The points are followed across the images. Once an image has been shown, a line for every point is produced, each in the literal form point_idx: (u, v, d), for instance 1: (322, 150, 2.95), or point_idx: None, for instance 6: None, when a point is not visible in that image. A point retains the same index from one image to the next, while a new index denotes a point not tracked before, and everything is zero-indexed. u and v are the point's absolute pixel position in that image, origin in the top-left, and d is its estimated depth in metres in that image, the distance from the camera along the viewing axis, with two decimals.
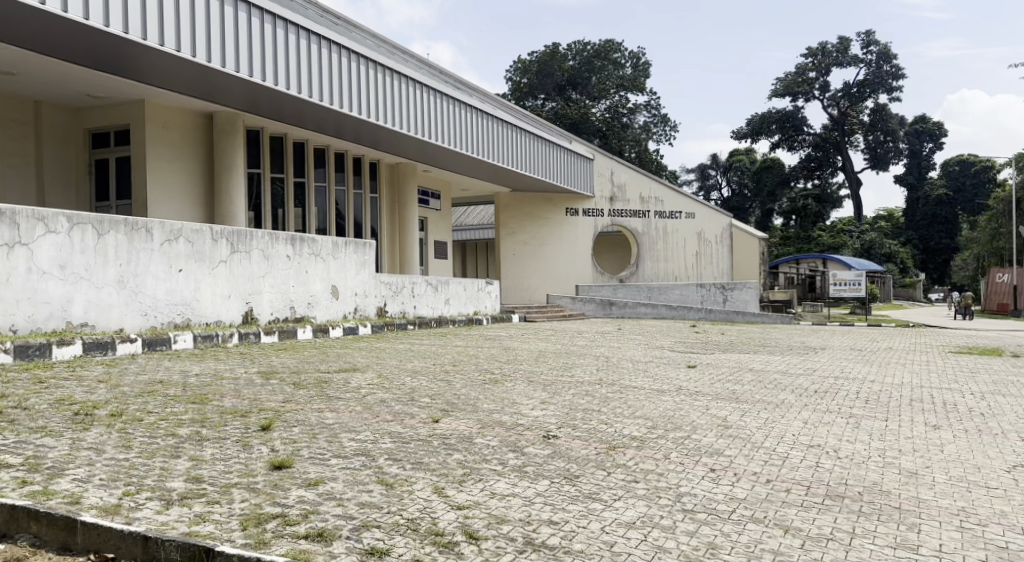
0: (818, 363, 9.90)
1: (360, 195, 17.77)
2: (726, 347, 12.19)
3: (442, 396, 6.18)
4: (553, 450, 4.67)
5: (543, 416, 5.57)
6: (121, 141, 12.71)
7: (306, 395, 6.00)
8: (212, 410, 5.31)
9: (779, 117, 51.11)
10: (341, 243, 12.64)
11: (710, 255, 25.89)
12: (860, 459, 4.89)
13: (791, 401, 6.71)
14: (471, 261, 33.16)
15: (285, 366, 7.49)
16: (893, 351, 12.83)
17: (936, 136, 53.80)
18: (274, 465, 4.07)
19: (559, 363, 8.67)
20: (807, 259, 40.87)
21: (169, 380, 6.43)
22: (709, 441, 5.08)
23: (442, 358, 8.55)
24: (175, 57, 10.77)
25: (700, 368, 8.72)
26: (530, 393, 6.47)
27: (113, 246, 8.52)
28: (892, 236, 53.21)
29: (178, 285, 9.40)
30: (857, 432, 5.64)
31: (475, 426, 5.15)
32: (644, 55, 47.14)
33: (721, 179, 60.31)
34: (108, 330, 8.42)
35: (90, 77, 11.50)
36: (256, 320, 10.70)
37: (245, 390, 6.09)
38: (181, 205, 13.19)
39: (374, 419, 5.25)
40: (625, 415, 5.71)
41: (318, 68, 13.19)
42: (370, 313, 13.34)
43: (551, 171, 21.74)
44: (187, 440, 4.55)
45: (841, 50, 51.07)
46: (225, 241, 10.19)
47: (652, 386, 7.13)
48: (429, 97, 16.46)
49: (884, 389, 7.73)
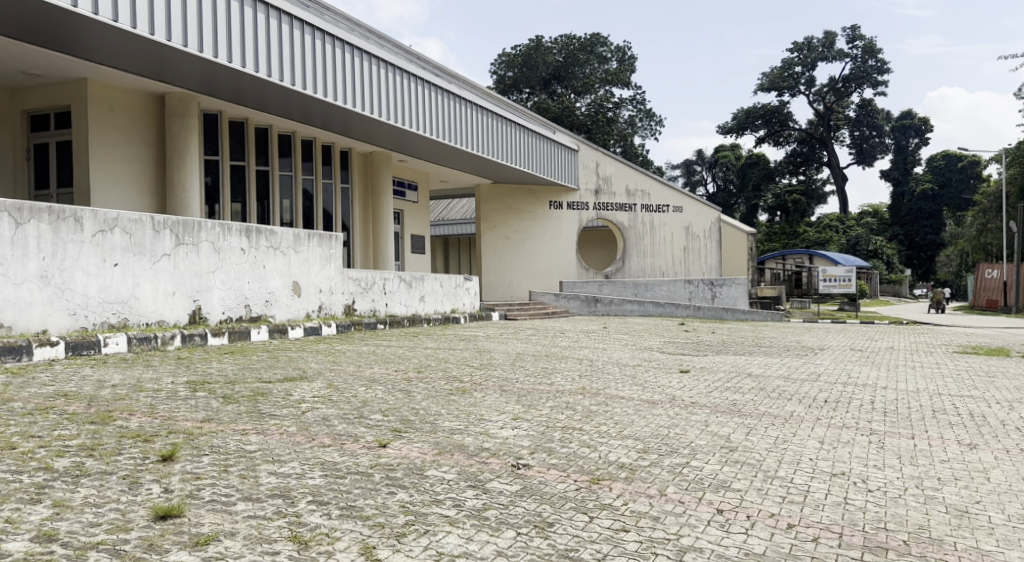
0: (821, 367, 9.08)
1: (330, 185, 16.75)
2: (718, 347, 11.35)
3: (397, 412, 5.26)
4: (523, 486, 3.77)
5: (514, 437, 4.66)
6: (62, 124, 11.66)
7: (233, 411, 5.05)
8: (109, 433, 4.36)
9: (764, 112, 50.58)
10: (304, 235, 11.66)
11: (698, 250, 25.08)
12: (896, 493, 4.02)
13: (801, 414, 5.85)
14: (453, 255, 32.24)
15: (222, 374, 6.53)
16: (895, 350, 12.08)
17: (923, 131, 53.07)
18: (158, 515, 3.15)
19: (538, 368, 7.76)
20: (794, 255, 40.04)
21: (76, 393, 5.45)
22: (712, 469, 4.20)
23: (407, 363, 7.63)
24: (114, 30, 9.62)
25: (695, 373, 7.85)
26: (501, 407, 5.55)
27: (35, 237, 7.54)
28: (877, 232, 52.75)
29: (112, 281, 8.42)
30: (884, 455, 4.77)
31: (430, 452, 4.24)
32: (630, 49, 46.26)
33: (707, 175, 59.81)
34: (28, 333, 7.44)
35: (28, 53, 10.44)
36: (206, 320, 9.72)
37: (163, 405, 5.13)
38: (129, 195, 12.17)
39: (307, 444, 4.33)
40: (611, 435, 4.81)
41: (279, 46, 12.06)
42: (336, 311, 12.40)
43: (534, 163, 20.80)
44: (59, 477, 3.58)
45: (826, 45, 50.63)
46: (169, 233, 9.21)
47: (642, 397, 6.25)
48: (404, 81, 15.43)
49: (900, 398, 6.89)
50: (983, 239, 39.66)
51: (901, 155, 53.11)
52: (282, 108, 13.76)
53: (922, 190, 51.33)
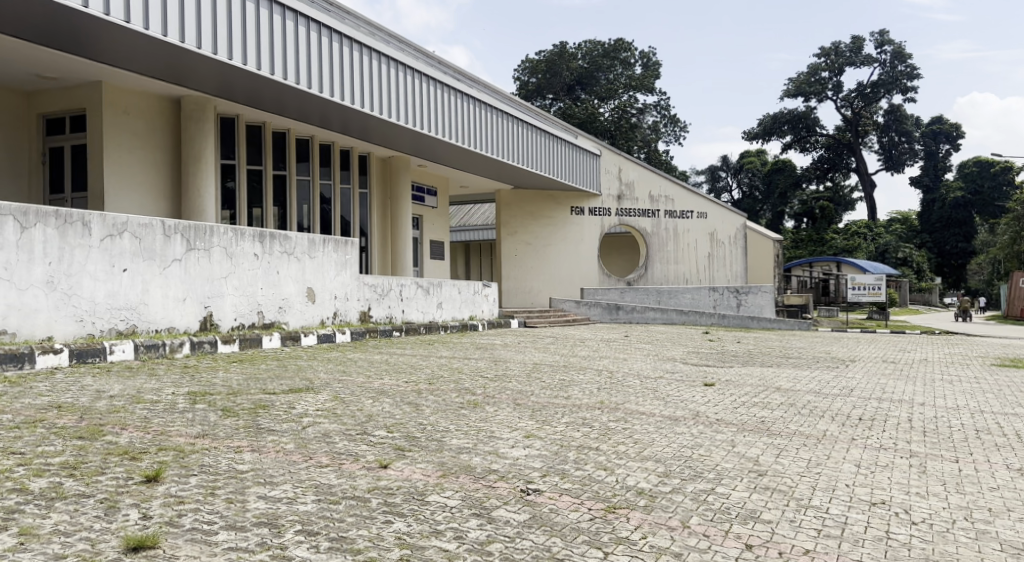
0: (854, 381, 8.63)
1: (348, 190, 16.58)
2: (744, 358, 10.93)
3: (403, 428, 4.96)
4: (532, 515, 3.46)
5: (525, 458, 4.34)
6: (77, 127, 11.58)
7: (230, 426, 4.79)
8: (95, 450, 4.11)
9: (791, 118, 49.86)
10: (319, 240, 11.45)
11: (723, 256, 24.58)
12: (943, 527, 3.64)
13: (835, 433, 5.47)
14: (474, 260, 32.01)
15: (226, 385, 6.28)
16: (929, 363, 11.56)
17: (954, 137, 52.04)
18: (129, 546, 2.88)
19: (556, 379, 7.43)
20: (821, 262, 39.25)
21: (71, 405, 5.21)
22: (740, 497, 3.86)
23: (418, 374, 7.34)
24: (127, 32, 9.46)
25: (721, 387, 7.46)
26: (513, 423, 5.24)
27: (41, 242, 7.37)
28: (906, 239, 51.69)
29: (121, 287, 8.24)
30: (926, 482, 4.38)
31: (434, 474, 3.95)
32: (655, 55, 45.85)
33: (732, 181, 59.08)
34: (33, 339, 7.27)
35: (44, 56, 10.35)
36: (217, 327, 9.54)
37: (158, 419, 4.88)
38: (143, 199, 12.06)
39: (303, 463, 4.05)
40: (631, 457, 4.48)
41: (296, 49, 11.86)
42: (352, 319, 12.17)
43: (555, 168, 20.49)
44: (32, 500, 3.32)
45: (854, 50, 49.84)
46: (180, 237, 9.03)
47: (663, 413, 5.89)
48: (424, 84, 15.20)
49: (940, 416, 6.46)
50: (1016, 246, 38.56)
51: (931, 161, 52.36)
52: (299, 111, 13.59)
53: (954, 197, 50.19)
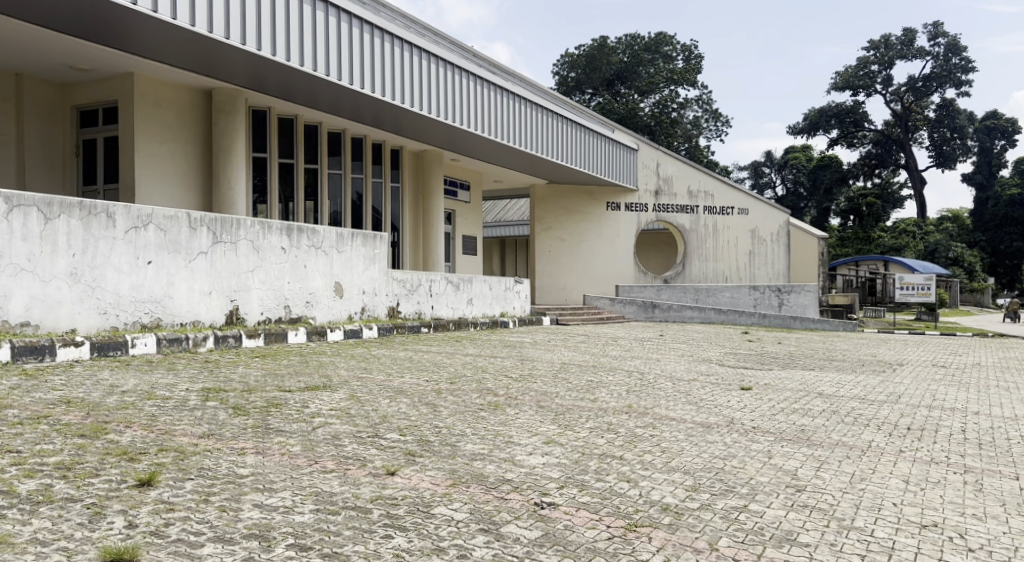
0: (901, 386, 8.15)
1: (380, 184, 16.45)
2: (784, 360, 10.47)
3: (417, 430, 4.72)
4: (544, 532, 3.18)
5: (543, 467, 4.07)
6: (110, 119, 11.62)
7: (237, 426, 4.60)
8: (94, 450, 3.94)
9: (838, 112, 48.53)
10: (347, 234, 11.30)
11: (764, 254, 23.92)
12: (1004, 556, 3.23)
13: (881, 445, 5.08)
14: (511, 256, 31.82)
15: (243, 382, 6.12)
16: (983, 368, 10.94)
17: (1009, 133, 50.08)
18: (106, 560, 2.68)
19: (584, 380, 7.13)
20: (867, 261, 38.12)
21: (80, 400, 5.09)
22: (775, 516, 3.53)
23: (441, 372, 7.12)
24: (157, 23, 9.38)
25: (759, 391, 7.07)
26: (533, 428, 4.97)
27: (64, 233, 7.30)
28: (957, 238, 50.02)
29: (145, 280, 8.17)
30: (983, 502, 3.96)
31: (443, 483, 3.70)
32: (697, 48, 44.99)
33: (776, 177, 57.80)
34: (56, 332, 7.21)
35: (77, 48, 10.36)
36: (243, 321, 9.44)
37: (165, 417, 4.72)
38: (175, 191, 12.07)
39: (306, 468, 3.84)
40: (657, 468, 4.17)
41: (329, 41, 11.69)
42: (380, 314, 12.01)
43: (591, 162, 20.10)
44: (17, 504, 3.15)
45: (905, 42, 48.27)
46: (206, 230, 8.93)
47: (695, 419, 5.56)
48: (458, 77, 14.94)
49: (997, 427, 5.99)
50: None
51: (985, 158, 50.48)
52: (332, 104, 13.45)
53: (1009, 195, 48.30)
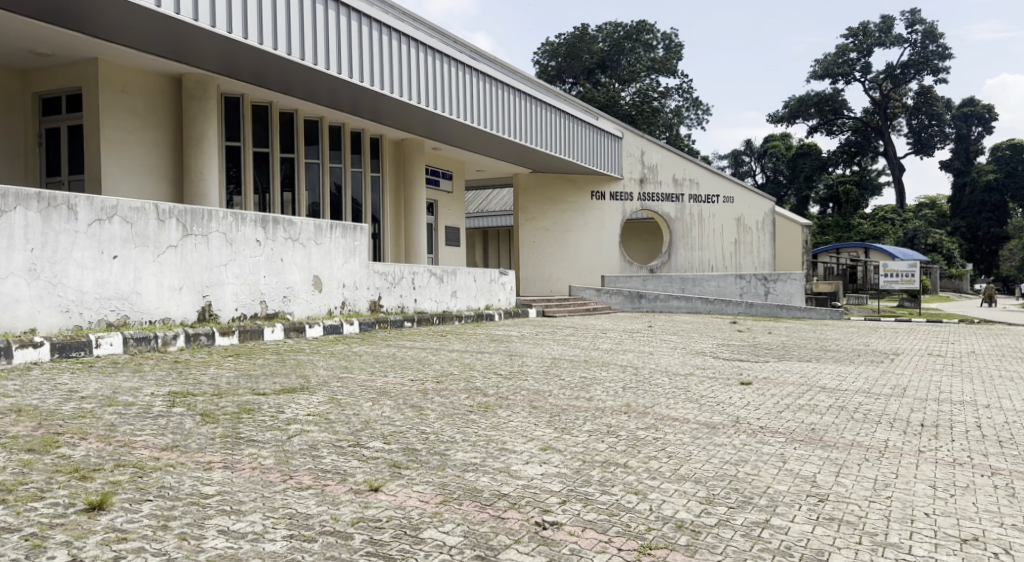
0: (903, 378, 7.87)
1: (359, 174, 15.98)
2: (778, 351, 10.19)
3: (403, 437, 4.34)
4: (548, 559, 2.82)
5: (541, 478, 3.70)
6: (74, 107, 11.10)
7: (205, 436, 4.19)
8: (41, 467, 3.52)
9: (818, 100, 48.52)
10: (326, 226, 10.85)
11: (749, 242, 23.71)
12: None
13: (897, 445, 4.76)
14: (494, 247, 31.44)
15: (214, 384, 5.71)
16: (978, 356, 10.70)
17: (985, 120, 50.35)
18: None
19: (577, 377, 6.78)
20: (848, 248, 38.15)
21: (32, 408, 4.65)
22: (801, 532, 3.19)
23: (426, 371, 6.74)
24: (118, 4, 8.83)
25: (759, 386, 6.75)
26: (528, 432, 4.60)
27: (21, 227, 6.81)
28: (937, 225, 50.26)
29: (111, 275, 7.70)
30: (1019, 509, 3.65)
31: (433, 500, 3.33)
32: (677, 36, 44.67)
33: (756, 166, 57.82)
34: (14, 331, 6.74)
35: (36, 31, 9.81)
36: (216, 317, 9.00)
37: (124, 427, 4.31)
38: (144, 181, 11.58)
39: (281, 485, 3.46)
40: (666, 477, 3.82)
41: (305, 24, 11.19)
42: (361, 309, 11.61)
43: (575, 150, 19.73)
44: None
45: (884, 30, 48.32)
46: (176, 222, 8.46)
47: (698, 418, 5.23)
48: (438, 62, 14.49)
49: (1010, 421, 5.71)
50: None
51: (963, 145, 50.71)
52: (308, 90, 12.96)
53: (986, 181, 48.55)
